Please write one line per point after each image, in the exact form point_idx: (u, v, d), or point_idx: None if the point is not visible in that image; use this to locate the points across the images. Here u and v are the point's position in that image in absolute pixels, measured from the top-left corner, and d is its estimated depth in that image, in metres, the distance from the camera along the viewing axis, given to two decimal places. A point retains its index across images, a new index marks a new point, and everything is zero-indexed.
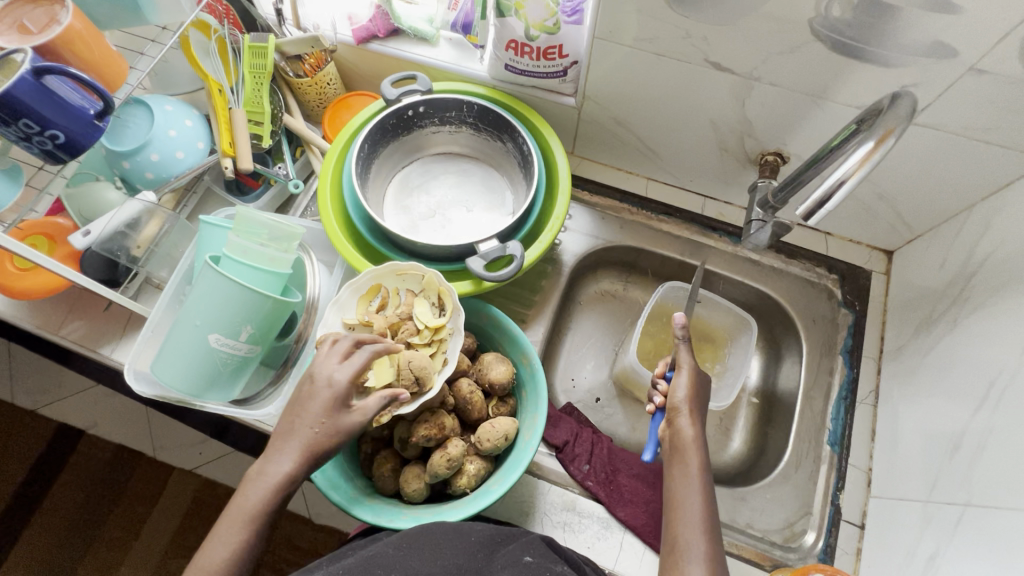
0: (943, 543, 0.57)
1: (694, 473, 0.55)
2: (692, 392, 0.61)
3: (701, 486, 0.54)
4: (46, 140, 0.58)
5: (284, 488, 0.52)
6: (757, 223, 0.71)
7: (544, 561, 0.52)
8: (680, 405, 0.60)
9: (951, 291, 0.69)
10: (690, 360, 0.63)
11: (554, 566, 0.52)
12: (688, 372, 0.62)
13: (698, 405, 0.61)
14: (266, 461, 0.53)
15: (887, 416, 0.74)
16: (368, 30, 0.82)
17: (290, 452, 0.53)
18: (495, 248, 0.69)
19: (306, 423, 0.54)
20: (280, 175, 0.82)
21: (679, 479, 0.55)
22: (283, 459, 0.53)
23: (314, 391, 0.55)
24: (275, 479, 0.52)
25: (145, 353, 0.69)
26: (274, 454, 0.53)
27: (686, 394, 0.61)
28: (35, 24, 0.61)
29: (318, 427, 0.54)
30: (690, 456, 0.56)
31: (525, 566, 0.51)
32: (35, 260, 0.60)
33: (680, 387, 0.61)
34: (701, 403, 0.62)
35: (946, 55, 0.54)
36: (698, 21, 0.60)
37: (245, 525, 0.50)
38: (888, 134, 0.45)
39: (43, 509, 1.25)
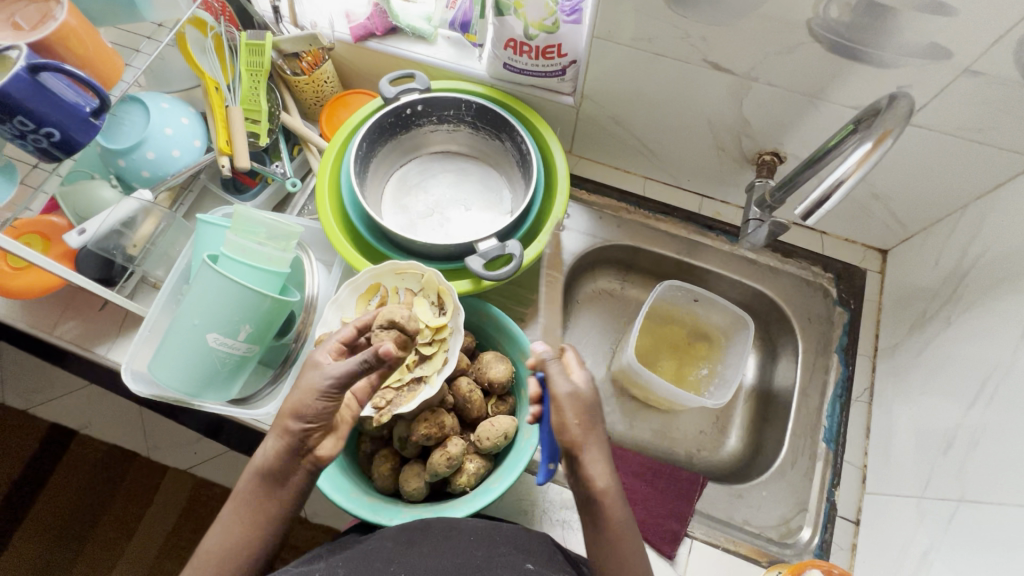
0: (937, 538, 0.58)
1: (616, 529, 0.52)
2: (584, 427, 0.53)
3: (626, 544, 0.51)
4: (41, 138, 0.58)
5: (272, 469, 0.53)
6: (755, 223, 0.71)
7: (544, 570, 0.51)
8: (579, 454, 0.53)
9: (946, 290, 0.70)
10: (563, 381, 0.54)
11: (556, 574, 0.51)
12: (567, 401, 0.53)
13: (595, 435, 0.53)
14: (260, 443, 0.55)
15: (881, 413, 0.75)
16: (366, 28, 0.82)
17: (273, 431, 0.54)
18: (494, 247, 0.69)
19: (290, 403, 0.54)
20: (278, 173, 0.82)
21: (610, 547, 0.51)
22: (268, 440, 0.54)
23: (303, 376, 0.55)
24: (264, 459, 0.53)
25: (142, 353, 0.68)
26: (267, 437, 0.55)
27: (578, 431, 0.53)
28: (29, 21, 0.61)
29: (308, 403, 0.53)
30: (609, 508, 0.52)
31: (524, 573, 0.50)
32: (27, 257, 0.59)
33: (566, 427, 0.53)
34: (597, 428, 0.54)
35: (943, 56, 0.55)
36: (696, 21, 0.60)
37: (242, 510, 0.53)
38: (886, 135, 0.45)
39: (34, 509, 1.24)
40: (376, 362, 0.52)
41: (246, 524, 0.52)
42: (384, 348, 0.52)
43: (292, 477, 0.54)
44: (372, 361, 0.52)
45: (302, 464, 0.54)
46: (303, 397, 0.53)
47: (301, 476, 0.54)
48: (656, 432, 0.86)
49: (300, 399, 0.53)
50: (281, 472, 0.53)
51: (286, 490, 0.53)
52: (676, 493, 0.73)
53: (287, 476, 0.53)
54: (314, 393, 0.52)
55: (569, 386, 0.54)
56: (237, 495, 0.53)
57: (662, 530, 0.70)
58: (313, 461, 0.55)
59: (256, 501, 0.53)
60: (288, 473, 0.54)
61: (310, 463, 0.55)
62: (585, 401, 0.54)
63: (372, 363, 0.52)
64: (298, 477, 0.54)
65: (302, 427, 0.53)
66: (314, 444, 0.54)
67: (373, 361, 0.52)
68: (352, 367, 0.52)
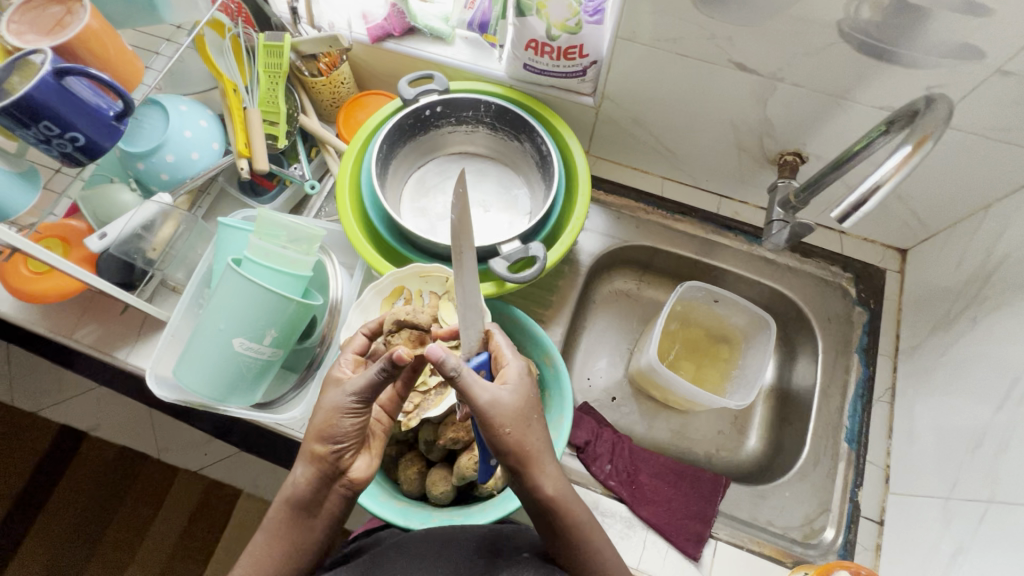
0: (967, 539, 0.58)
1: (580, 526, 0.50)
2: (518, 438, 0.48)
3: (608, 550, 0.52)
4: (66, 142, 0.57)
5: (303, 497, 0.53)
6: (779, 224, 0.71)
7: (539, 555, 0.53)
8: (525, 458, 0.49)
9: (970, 290, 0.69)
10: (487, 389, 0.48)
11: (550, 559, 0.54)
12: (490, 413, 0.48)
13: (533, 433, 0.49)
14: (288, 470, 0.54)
15: (903, 413, 0.75)
16: (383, 29, 0.81)
17: (301, 458, 0.53)
18: (517, 249, 0.69)
19: (317, 426, 0.53)
20: (296, 175, 0.82)
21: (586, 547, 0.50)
22: (297, 468, 0.53)
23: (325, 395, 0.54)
24: (296, 487, 0.53)
25: (164, 359, 0.68)
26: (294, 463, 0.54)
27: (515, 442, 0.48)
28: (43, 25, 0.60)
29: (337, 426, 0.52)
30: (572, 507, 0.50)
31: (519, 558, 0.53)
32: (45, 258, 0.58)
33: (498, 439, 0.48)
34: (533, 426, 0.50)
35: (975, 57, 0.54)
36: (724, 22, 0.60)
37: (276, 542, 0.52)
38: (925, 139, 0.44)
39: (45, 511, 1.23)
40: (392, 370, 0.50)
41: (280, 554, 0.52)
42: (397, 353, 0.49)
43: (325, 503, 0.54)
44: (387, 369, 0.51)
45: (335, 489, 0.54)
46: (329, 419, 0.53)
47: (335, 500, 0.54)
48: (676, 433, 0.86)
49: (326, 421, 0.53)
50: (313, 500, 0.53)
51: (319, 517, 0.53)
52: (699, 495, 0.73)
53: (319, 504, 0.53)
54: (341, 412, 0.52)
55: (491, 395, 0.48)
56: (267, 526, 0.53)
57: (687, 531, 0.69)
58: (347, 484, 0.55)
59: (289, 525, 0.52)
60: (319, 499, 0.53)
61: (343, 486, 0.54)
62: (512, 408, 0.48)
63: (388, 371, 0.51)
64: (332, 502, 0.54)
65: (332, 449, 0.53)
66: (346, 466, 0.55)
67: (388, 368, 0.51)
68: (372, 377, 0.52)
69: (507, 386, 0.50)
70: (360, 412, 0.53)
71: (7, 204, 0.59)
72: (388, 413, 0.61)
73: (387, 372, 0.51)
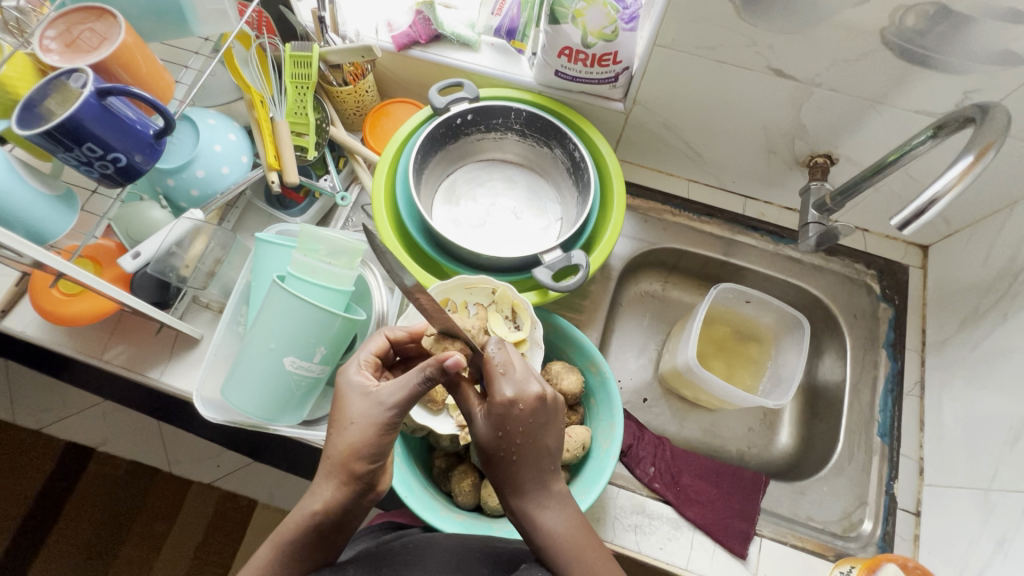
0: (1012, 528, 0.60)
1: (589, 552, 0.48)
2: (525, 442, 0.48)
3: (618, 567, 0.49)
4: (108, 164, 0.56)
5: (326, 518, 0.47)
6: (814, 226, 0.73)
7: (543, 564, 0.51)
8: (514, 482, 0.49)
9: (997, 287, 0.72)
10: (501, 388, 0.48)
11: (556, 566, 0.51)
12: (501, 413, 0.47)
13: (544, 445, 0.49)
14: (308, 489, 0.48)
15: (933, 407, 0.77)
16: (409, 36, 0.81)
17: (329, 474, 0.48)
18: (560, 258, 0.69)
19: (346, 438, 0.49)
20: (327, 188, 0.80)
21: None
22: (320, 485, 0.48)
23: (354, 405, 0.50)
24: (319, 508, 0.47)
25: (210, 379, 0.69)
26: (314, 480, 0.49)
27: (519, 447, 0.48)
28: (59, 40, 0.58)
29: (370, 440, 0.48)
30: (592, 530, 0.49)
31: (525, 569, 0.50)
32: (86, 282, 0.56)
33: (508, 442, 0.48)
34: (549, 430, 0.49)
35: (1014, 63, 0.56)
36: (766, 29, 0.61)
37: (292, 562, 0.47)
38: (988, 148, 0.47)
39: (52, 532, 1.19)
40: (437, 377, 0.48)
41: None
42: (452, 359, 0.47)
43: (353, 520, 0.49)
44: (432, 376, 0.48)
45: (364, 504, 0.50)
46: (365, 434, 0.48)
47: (363, 517, 0.50)
48: (707, 431, 0.87)
49: (360, 437, 0.48)
50: (342, 518, 0.48)
51: (344, 534, 0.49)
52: (742, 492, 0.74)
53: (348, 522, 0.49)
54: (378, 428, 0.49)
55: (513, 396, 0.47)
56: (278, 544, 0.47)
57: (732, 530, 0.71)
58: (374, 498, 0.51)
59: (314, 545, 0.47)
60: (348, 518, 0.49)
61: (370, 500, 0.50)
62: (531, 412, 0.48)
63: (432, 378, 0.48)
64: (359, 518, 0.50)
65: (369, 467, 0.48)
66: (378, 481, 0.50)
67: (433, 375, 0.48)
68: (414, 387, 0.49)
69: (480, 413, 0.50)
70: (393, 429, 0.49)
71: (44, 227, 0.57)
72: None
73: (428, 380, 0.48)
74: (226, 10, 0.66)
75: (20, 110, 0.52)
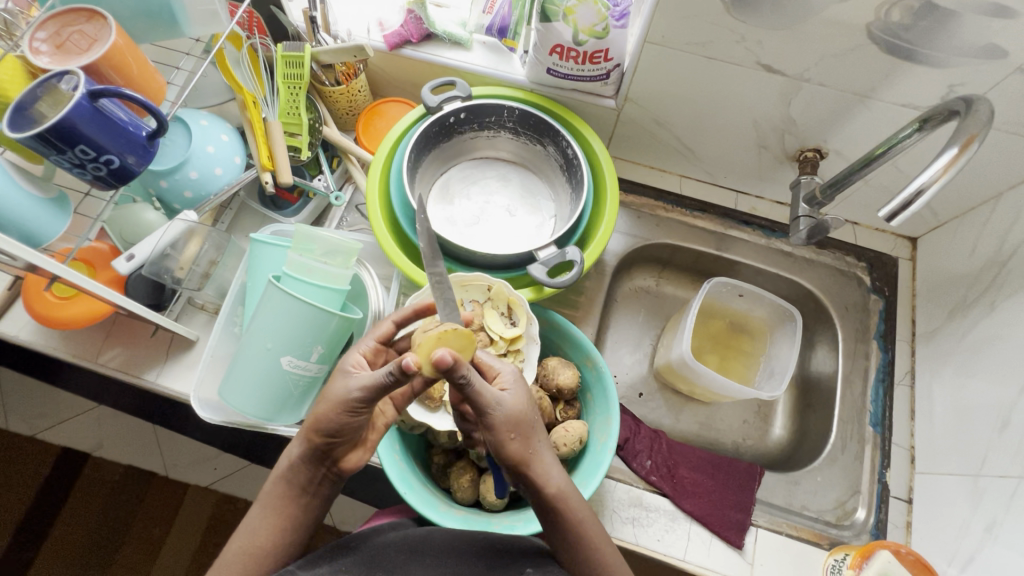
0: (1001, 512, 0.62)
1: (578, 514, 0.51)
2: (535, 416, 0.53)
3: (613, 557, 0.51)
4: (100, 165, 0.56)
5: (294, 473, 0.52)
6: (805, 220, 0.74)
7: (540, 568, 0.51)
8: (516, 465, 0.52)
9: (985, 277, 0.73)
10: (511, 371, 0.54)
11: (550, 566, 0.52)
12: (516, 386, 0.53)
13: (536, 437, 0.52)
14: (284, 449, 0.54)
15: (924, 396, 0.78)
16: (400, 35, 0.81)
17: (299, 439, 0.53)
18: (554, 254, 0.69)
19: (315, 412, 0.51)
20: (320, 188, 0.80)
21: (575, 530, 0.51)
22: (290, 445, 0.53)
23: (333, 386, 0.52)
24: (286, 463, 0.53)
25: (207, 381, 0.69)
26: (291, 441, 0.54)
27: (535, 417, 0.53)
28: (49, 42, 0.58)
29: (334, 417, 0.50)
30: (582, 516, 0.51)
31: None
32: (79, 284, 0.56)
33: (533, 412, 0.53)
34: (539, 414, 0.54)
35: (997, 56, 0.57)
36: (755, 25, 0.62)
37: (268, 514, 0.52)
38: (972, 140, 0.49)
39: (48, 539, 1.18)
40: (401, 377, 0.48)
41: (276, 531, 0.51)
42: (407, 361, 0.46)
43: (318, 484, 0.53)
44: (397, 377, 0.48)
45: (326, 474, 0.53)
46: (327, 410, 0.50)
47: (325, 485, 0.54)
48: (703, 424, 0.88)
49: (322, 413, 0.51)
50: (305, 480, 0.53)
51: (311, 497, 0.53)
52: (737, 484, 0.75)
53: (313, 485, 0.53)
54: (339, 409, 0.50)
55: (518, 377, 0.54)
56: (263, 500, 0.52)
57: (727, 521, 0.71)
58: (336, 472, 0.54)
59: (286, 500, 0.52)
60: (312, 483, 0.53)
61: (333, 473, 0.54)
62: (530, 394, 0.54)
63: (398, 378, 0.48)
64: (324, 485, 0.54)
65: (327, 440, 0.51)
66: (336, 455, 0.53)
67: (397, 375, 0.48)
68: (381, 379, 0.49)
69: (507, 389, 0.52)
70: (359, 412, 0.51)
71: (37, 229, 0.57)
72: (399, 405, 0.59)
73: (396, 378, 0.48)
74: (218, 11, 0.65)
75: (10, 112, 0.52)
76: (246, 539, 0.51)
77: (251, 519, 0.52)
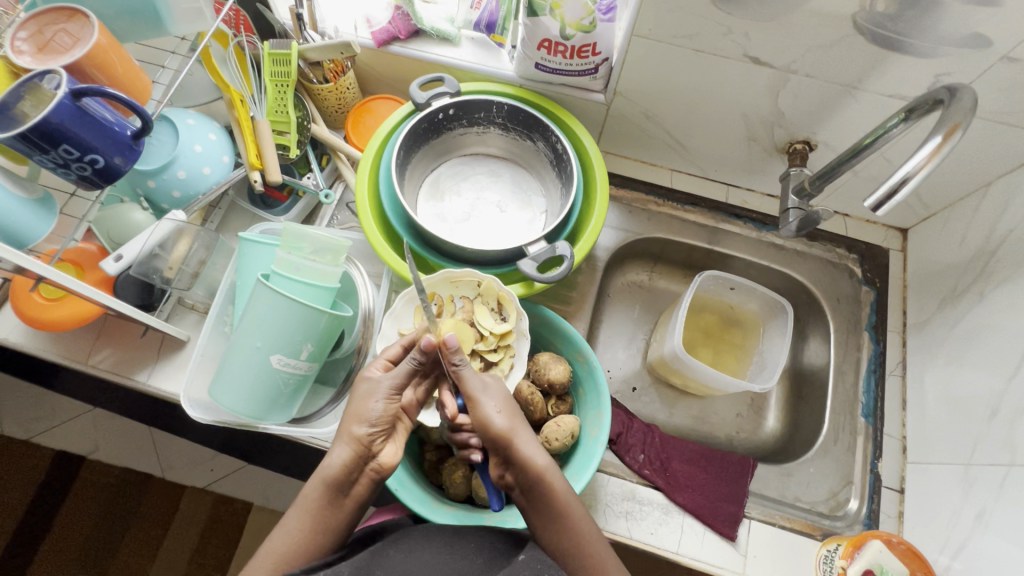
0: (991, 500, 0.62)
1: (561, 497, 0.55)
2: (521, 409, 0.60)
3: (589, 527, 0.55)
4: (85, 165, 0.55)
5: (338, 474, 0.53)
6: (795, 212, 0.73)
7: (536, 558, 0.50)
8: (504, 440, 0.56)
9: (975, 266, 0.73)
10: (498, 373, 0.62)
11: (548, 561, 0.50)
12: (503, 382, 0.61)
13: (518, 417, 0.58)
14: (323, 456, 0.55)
15: (916, 386, 0.79)
16: (388, 32, 0.80)
17: (340, 442, 0.55)
18: (544, 249, 0.68)
19: (352, 405, 0.57)
20: (310, 185, 0.80)
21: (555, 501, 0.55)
22: (334, 449, 0.54)
23: (365, 386, 0.57)
24: (330, 467, 0.53)
25: (197, 380, 0.69)
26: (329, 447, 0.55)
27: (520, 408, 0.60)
28: (30, 43, 0.57)
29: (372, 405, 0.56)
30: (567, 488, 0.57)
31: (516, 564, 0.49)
32: (67, 284, 0.55)
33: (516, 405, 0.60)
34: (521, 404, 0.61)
35: (982, 45, 0.57)
36: (741, 17, 0.61)
37: (308, 516, 0.52)
38: (955, 128, 0.49)
39: (43, 542, 1.18)
40: (424, 358, 0.57)
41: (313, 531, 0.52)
42: (427, 339, 0.56)
43: (357, 484, 0.55)
44: (420, 360, 0.58)
45: (364, 472, 0.55)
46: (364, 402, 0.56)
47: (366, 483, 0.55)
48: (696, 418, 0.88)
49: (361, 404, 0.56)
50: (347, 479, 0.54)
51: (349, 499, 0.54)
52: (730, 476, 0.75)
53: (352, 485, 0.54)
54: (376, 395, 0.57)
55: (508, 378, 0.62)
56: (302, 503, 0.53)
57: (721, 514, 0.71)
58: (376, 471, 0.56)
59: (323, 503, 0.53)
60: (354, 481, 0.54)
61: (373, 473, 0.55)
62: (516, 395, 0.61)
63: (420, 362, 0.58)
64: (362, 485, 0.55)
65: (368, 433, 0.55)
66: (377, 450, 0.56)
67: (419, 359, 0.58)
68: (408, 365, 0.58)
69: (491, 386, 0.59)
70: (394, 398, 0.58)
71: (22, 230, 0.57)
72: (411, 413, 0.61)
73: (420, 362, 0.58)
74: (203, 9, 0.65)
75: None
76: (282, 541, 0.52)
77: (286, 522, 0.53)
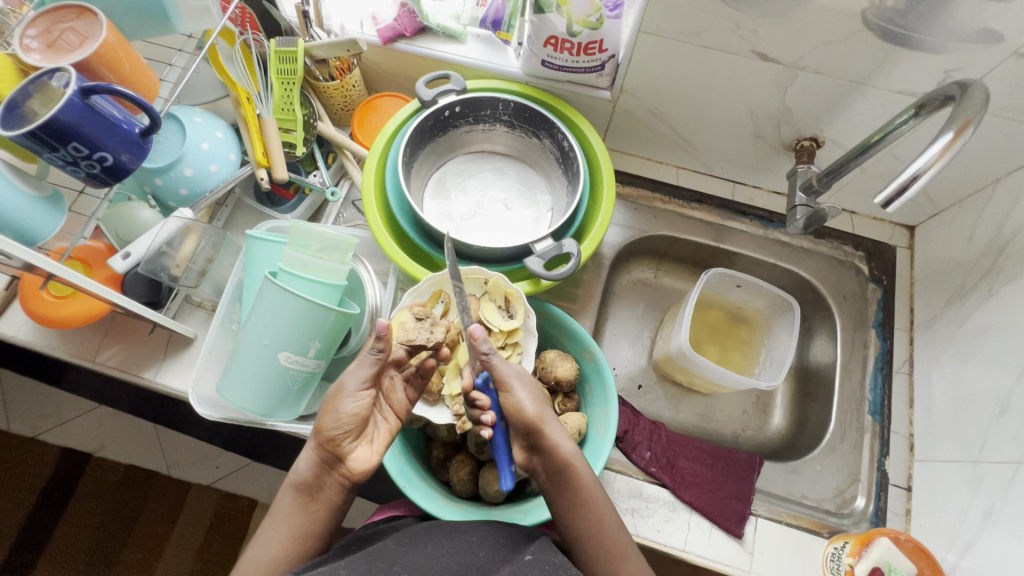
0: (1000, 497, 0.62)
1: (588, 494, 0.56)
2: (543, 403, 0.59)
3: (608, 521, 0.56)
4: (94, 163, 0.55)
5: (305, 477, 0.56)
6: (802, 209, 0.73)
7: (544, 555, 0.50)
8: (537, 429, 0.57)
9: (984, 263, 0.73)
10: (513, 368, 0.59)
11: (557, 556, 0.50)
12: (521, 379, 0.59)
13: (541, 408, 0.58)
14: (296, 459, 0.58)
15: (923, 384, 0.78)
16: (394, 29, 0.80)
17: (308, 447, 0.57)
18: (551, 247, 0.68)
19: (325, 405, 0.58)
20: (316, 183, 0.80)
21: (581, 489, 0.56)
22: (303, 452, 0.57)
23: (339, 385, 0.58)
24: (298, 471, 0.56)
25: (205, 378, 0.69)
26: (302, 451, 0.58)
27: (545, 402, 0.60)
28: (39, 40, 0.57)
29: (341, 405, 0.57)
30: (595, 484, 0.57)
31: (524, 562, 0.49)
32: (72, 280, 0.55)
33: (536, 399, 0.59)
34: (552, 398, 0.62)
35: (993, 40, 0.57)
36: (749, 14, 0.61)
37: (290, 518, 0.55)
38: (967, 125, 0.48)
39: (49, 540, 1.18)
40: (381, 345, 0.57)
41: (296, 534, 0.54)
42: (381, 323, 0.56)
43: (325, 488, 0.56)
44: (381, 350, 0.57)
45: (332, 477, 0.56)
46: (333, 403, 0.57)
47: (334, 488, 0.56)
48: (702, 415, 0.88)
49: (332, 404, 0.57)
50: (314, 483, 0.56)
51: (319, 504, 0.55)
52: (737, 474, 0.76)
53: (320, 489, 0.56)
54: (345, 396, 0.57)
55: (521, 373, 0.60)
56: (279, 509, 0.56)
57: (727, 511, 0.71)
58: (345, 476, 0.57)
59: (297, 508, 0.55)
60: (321, 486, 0.56)
61: (342, 478, 0.57)
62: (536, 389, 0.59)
63: (380, 351, 0.57)
64: (330, 491, 0.56)
65: (336, 435, 0.56)
66: (344, 453, 0.57)
67: (384, 353, 0.58)
68: (373, 357, 0.58)
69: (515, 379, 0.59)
70: (362, 397, 0.57)
71: (30, 227, 0.57)
72: (399, 411, 0.62)
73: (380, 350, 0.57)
74: (209, 7, 0.65)
75: (2, 111, 0.51)
76: (263, 551, 0.53)
77: (267, 529, 0.55)
